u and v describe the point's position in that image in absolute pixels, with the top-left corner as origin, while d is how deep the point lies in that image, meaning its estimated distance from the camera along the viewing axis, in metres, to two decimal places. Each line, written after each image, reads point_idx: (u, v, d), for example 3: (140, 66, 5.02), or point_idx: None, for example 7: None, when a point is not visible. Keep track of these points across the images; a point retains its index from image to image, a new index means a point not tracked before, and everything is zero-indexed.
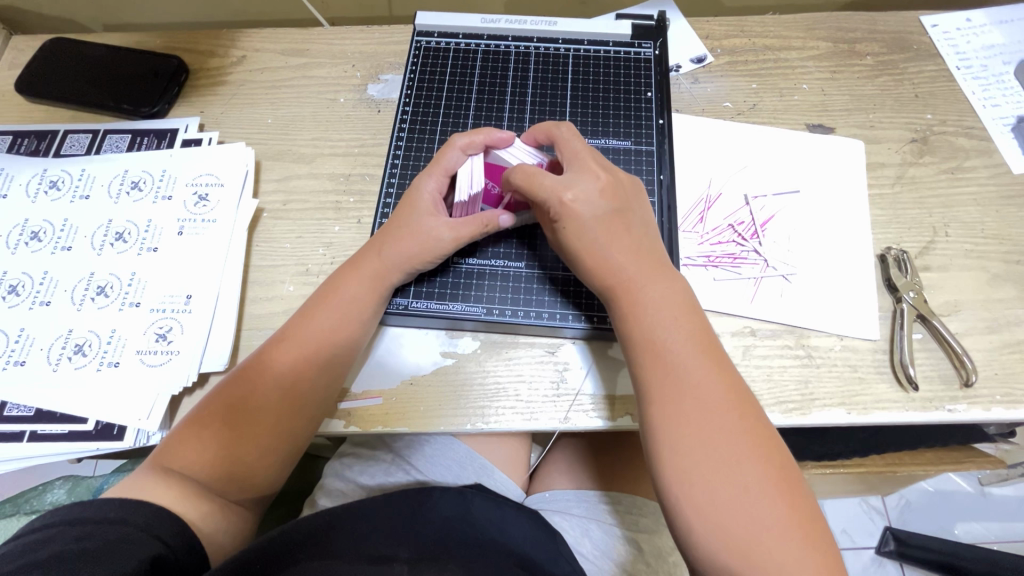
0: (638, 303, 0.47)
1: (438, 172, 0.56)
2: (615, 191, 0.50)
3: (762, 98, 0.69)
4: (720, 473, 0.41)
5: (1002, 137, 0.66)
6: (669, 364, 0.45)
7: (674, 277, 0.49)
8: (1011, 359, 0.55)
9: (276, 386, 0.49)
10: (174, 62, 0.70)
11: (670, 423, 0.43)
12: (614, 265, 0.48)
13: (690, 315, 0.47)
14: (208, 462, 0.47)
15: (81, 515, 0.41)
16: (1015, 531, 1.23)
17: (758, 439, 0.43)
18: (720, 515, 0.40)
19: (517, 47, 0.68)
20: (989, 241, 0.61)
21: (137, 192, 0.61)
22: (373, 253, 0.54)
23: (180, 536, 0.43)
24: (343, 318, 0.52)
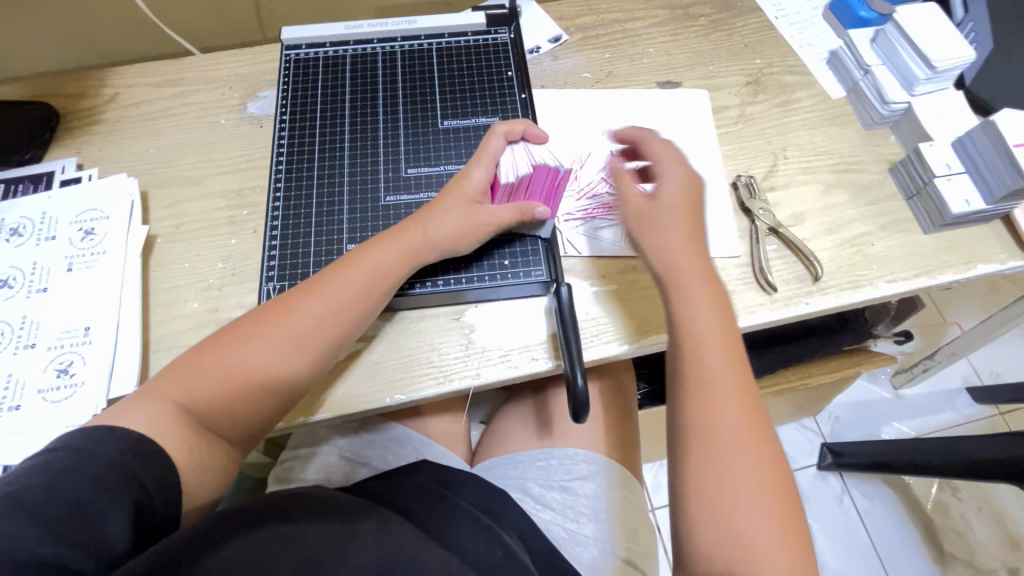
0: (684, 304, 0.52)
1: (486, 161, 0.60)
2: (694, 196, 0.57)
3: (616, 65, 0.76)
4: (734, 472, 0.45)
5: (819, 70, 0.76)
6: (710, 366, 0.49)
7: (721, 302, 0.53)
8: (850, 253, 0.64)
9: (312, 367, 0.52)
10: (42, 108, 0.69)
11: (704, 420, 0.47)
12: (672, 262, 0.53)
13: (724, 315, 0.52)
14: (215, 404, 0.48)
15: (87, 452, 0.41)
16: (929, 424, 1.37)
17: (769, 450, 0.47)
18: (721, 513, 0.44)
19: (384, 48, 0.72)
20: (820, 158, 0.70)
21: (18, 238, 0.61)
22: (416, 226, 0.56)
23: (163, 490, 0.43)
24: (366, 291, 0.54)
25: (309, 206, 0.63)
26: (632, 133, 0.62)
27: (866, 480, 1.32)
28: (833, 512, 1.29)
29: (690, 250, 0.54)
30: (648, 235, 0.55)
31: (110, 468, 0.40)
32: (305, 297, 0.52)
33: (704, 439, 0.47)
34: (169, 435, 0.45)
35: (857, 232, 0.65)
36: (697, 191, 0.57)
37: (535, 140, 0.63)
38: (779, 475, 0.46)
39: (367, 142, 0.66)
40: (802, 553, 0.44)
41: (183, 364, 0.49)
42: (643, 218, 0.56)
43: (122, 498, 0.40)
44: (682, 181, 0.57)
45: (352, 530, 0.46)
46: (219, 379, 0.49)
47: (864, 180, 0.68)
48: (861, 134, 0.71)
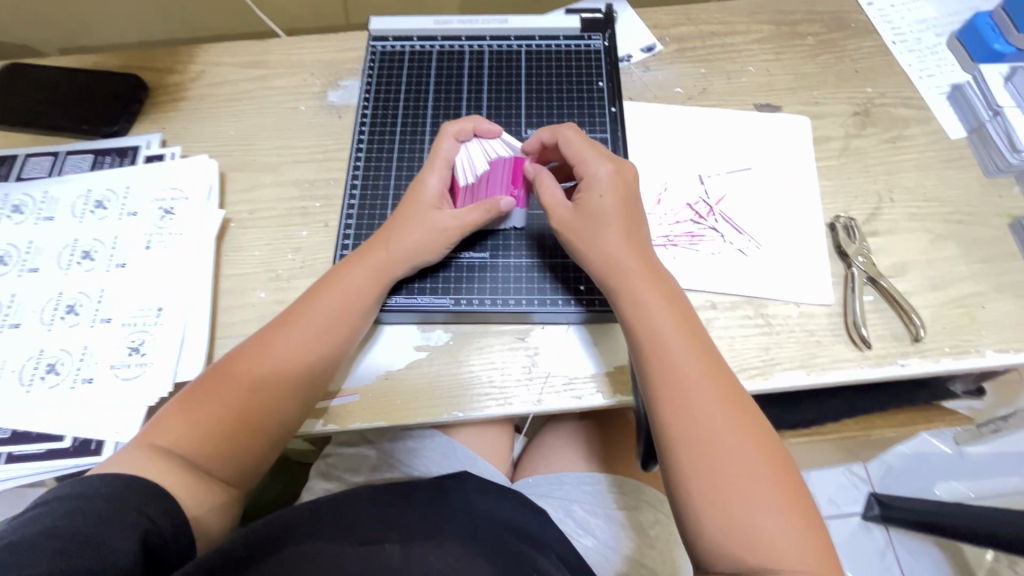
0: (633, 300, 0.50)
1: (440, 164, 0.58)
2: (631, 191, 0.54)
3: (711, 82, 0.71)
4: (725, 464, 0.43)
5: (938, 106, 0.69)
6: (671, 359, 0.47)
7: (667, 279, 0.51)
8: (956, 314, 0.58)
9: (275, 368, 0.50)
10: (133, 80, 0.70)
11: (678, 416, 0.45)
12: (617, 258, 0.51)
13: (675, 298, 0.50)
14: (197, 441, 0.47)
15: (83, 494, 0.41)
16: (991, 487, 1.27)
17: (757, 432, 0.45)
18: (725, 506, 0.42)
19: (472, 47, 0.70)
20: (931, 204, 0.64)
21: (102, 211, 0.62)
22: (381, 246, 0.55)
23: (169, 519, 0.43)
24: (344, 308, 0.53)
25: (384, 205, 0.62)
26: (547, 135, 0.58)
27: (914, 538, 1.24)
28: (874, 567, 1.21)
29: (641, 241, 0.52)
30: (596, 236, 0.52)
31: (105, 503, 0.41)
32: (283, 322, 0.52)
33: (686, 439, 0.44)
34: (167, 476, 0.45)
35: (966, 291, 0.59)
36: (629, 179, 0.54)
37: (488, 136, 0.60)
38: (774, 453, 0.44)
39: None
40: (815, 525, 0.42)
41: (180, 397, 0.49)
42: (598, 221, 0.52)
43: (131, 527, 0.40)
44: (609, 182, 0.53)
45: (373, 550, 0.47)
46: (204, 413, 0.48)
47: (979, 234, 0.62)
48: (981, 182, 0.65)
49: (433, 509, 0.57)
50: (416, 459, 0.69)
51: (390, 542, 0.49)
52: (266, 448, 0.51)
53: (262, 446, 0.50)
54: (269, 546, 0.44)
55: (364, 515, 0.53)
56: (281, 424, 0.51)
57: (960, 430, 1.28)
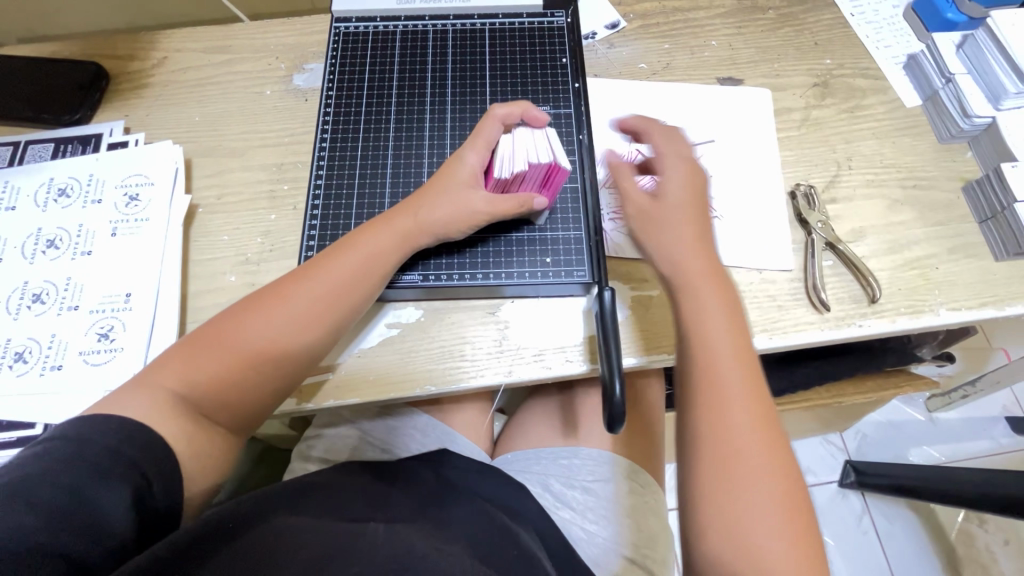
0: (695, 304, 0.49)
1: (481, 145, 0.56)
2: (704, 195, 0.54)
3: (674, 57, 0.72)
4: (749, 477, 0.44)
5: (894, 75, 0.71)
6: (717, 369, 0.47)
7: (729, 288, 0.51)
8: (912, 275, 0.60)
9: (301, 337, 0.51)
10: (92, 68, 0.69)
11: (712, 421, 0.46)
12: (676, 259, 0.51)
13: (733, 312, 0.50)
14: (210, 394, 0.48)
15: (87, 440, 0.41)
16: (961, 450, 1.32)
17: (784, 455, 0.45)
18: (732, 515, 0.43)
19: (435, 26, 0.70)
20: (887, 170, 0.66)
21: (65, 199, 0.61)
22: (409, 213, 0.55)
23: (164, 478, 0.43)
24: (364, 278, 0.53)
25: (351, 185, 0.62)
26: (631, 125, 0.58)
27: (889, 502, 1.28)
28: (851, 532, 1.25)
29: (693, 240, 0.52)
30: (662, 232, 0.52)
31: (108, 456, 0.40)
32: (301, 288, 0.51)
33: (716, 445, 0.45)
34: (168, 425, 0.45)
35: (921, 253, 0.61)
36: (703, 184, 0.55)
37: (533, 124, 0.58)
38: (792, 483, 0.44)
39: (413, 124, 0.65)
40: (816, 555, 0.42)
41: (194, 346, 0.49)
42: (656, 221, 0.53)
43: (124, 481, 0.40)
44: (684, 180, 0.54)
45: (360, 528, 0.47)
46: (216, 365, 0.48)
47: (933, 198, 0.64)
48: (935, 148, 0.67)
49: (411, 490, 0.57)
50: (395, 438, 0.70)
51: (376, 521, 0.49)
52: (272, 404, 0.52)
53: (269, 404, 0.51)
54: (259, 519, 0.44)
55: (349, 496, 0.53)
56: (283, 390, 0.51)
57: (931, 397, 1.32)
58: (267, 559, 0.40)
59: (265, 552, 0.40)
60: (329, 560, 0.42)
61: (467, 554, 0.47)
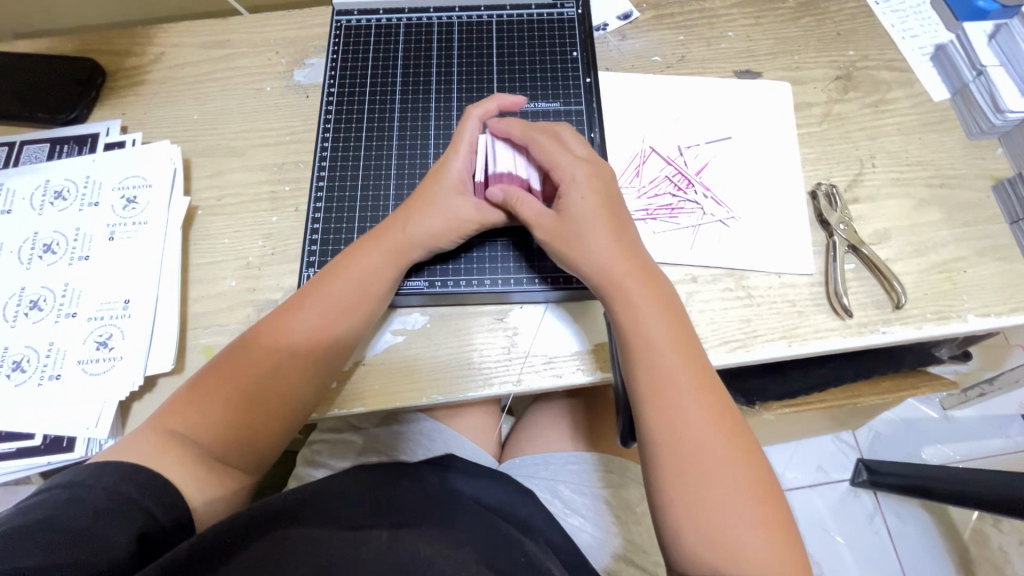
0: (630, 308, 0.48)
1: (465, 149, 0.54)
2: (610, 194, 0.51)
3: (689, 49, 0.69)
4: (712, 475, 0.43)
5: (921, 67, 0.68)
6: (663, 371, 0.46)
7: (663, 283, 0.49)
8: (938, 279, 0.58)
9: (291, 356, 0.50)
10: (88, 64, 0.67)
11: (665, 426, 0.45)
12: (604, 266, 0.48)
13: (672, 309, 0.48)
14: (212, 430, 0.47)
15: (83, 484, 0.40)
16: (976, 449, 1.29)
17: (742, 443, 0.44)
18: (705, 516, 0.42)
19: (440, 19, 0.67)
20: (913, 168, 0.63)
21: (61, 202, 0.60)
22: (398, 227, 0.53)
23: (171, 511, 0.43)
24: (358, 298, 0.52)
25: (354, 187, 0.60)
26: (518, 132, 0.53)
27: (902, 502, 1.25)
28: (862, 531, 1.23)
29: (620, 242, 0.49)
30: (584, 240, 0.49)
31: (105, 497, 0.40)
32: (295, 311, 0.51)
33: (674, 448, 0.44)
34: (175, 469, 0.45)
35: (948, 256, 0.59)
36: (607, 183, 0.51)
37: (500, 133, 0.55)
38: (757, 474, 0.43)
39: (418, 122, 0.62)
40: (790, 538, 0.42)
41: (192, 382, 0.49)
42: (574, 233, 0.49)
43: (130, 520, 0.40)
44: (586, 185, 0.50)
45: (362, 535, 0.45)
46: (217, 404, 0.48)
47: (960, 197, 0.61)
48: (964, 144, 0.64)
49: (418, 495, 0.56)
50: (401, 443, 0.68)
51: (378, 528, 0.47)
52: (280, 434, 0.51)
53: (276, 431, 0.50)
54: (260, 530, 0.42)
55: (352, 501, 0.51)
56: (292, 413, 0.50)
57: (946, 395, 1.29)
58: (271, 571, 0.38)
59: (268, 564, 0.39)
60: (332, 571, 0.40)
61: (475, 560, 0.46)
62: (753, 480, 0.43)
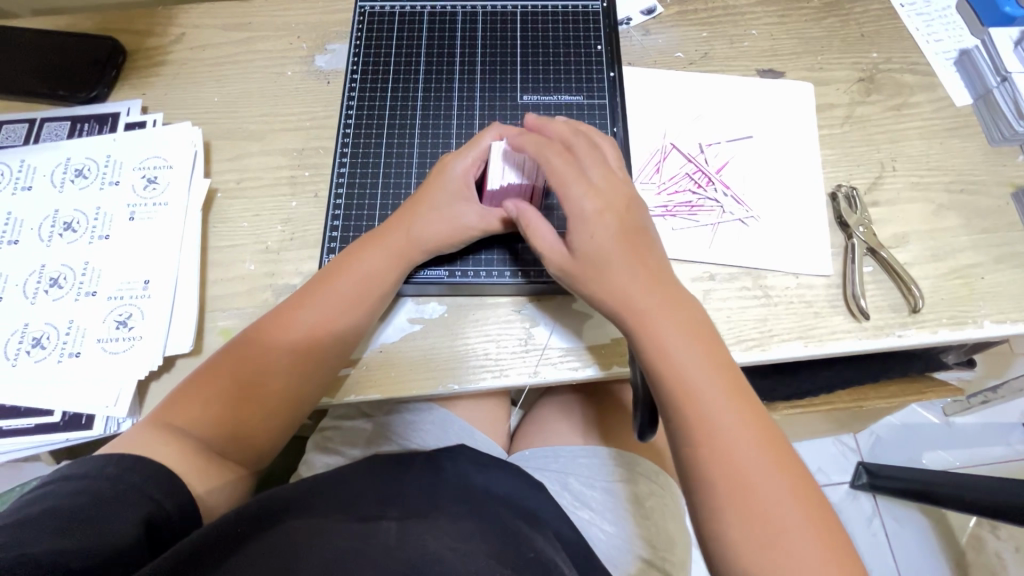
0: (652, 327, 0.46)
1: (474, 155, 0.54)
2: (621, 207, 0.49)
3: (713, 47, 0.69)
4: (761, 492, 0.42)
5: (944, 71, 0.67)
6: (694, 393, 0.44)
7: (686, 296, 0.48)
8: (955, 285, 0.58)
9: (291, 353, 0.50)
10: (109, 43, 0.67)
11: (704, 447, 0.43)
12: (624, 286, 0.47)
13: (695, 323, 0.47)
14: (212, 424, 0.48)
15: (87, 474, 0.40)
16: (977, 456, 1.30)
17: (782, 453, 0.43)
18: (757, 533, 0.41)
19: (464, 8, 0.67)
20: (933, 173, 0.63)
21: (82, 180, 0.59)
22: (400, 228, 0.53)
23: (176, 499, 0.43)
24: (357, 298, 0.52)
25: (375, 174, 0.60)
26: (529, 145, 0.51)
27: (900, 506, 1.26)
28: (859, 533, 1.24)
29: (638, 257, 0.48)
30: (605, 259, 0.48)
31: (109, 486, 0.40)
32: (296, 308, 0.51)
33: (718, 466, 0.43)
34: (176, 458, 0.45)
35: (966, 262, 0.59)
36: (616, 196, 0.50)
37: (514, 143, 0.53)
38: (806, 490, 0.42)
39: (440, 111, 0.62)
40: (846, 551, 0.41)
41: (192, 378, 0.49)
42: (592, 251, 0.48)
43: (135, 508, 0.40)
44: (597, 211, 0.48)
45: (371, 527, 0.46)
46: (216, 399, 0.48)
47: (979, 204, 0.61)
48: (985, 151, 0.64)
49: (426, 487, 0.56)
50: (412, 431, 0.69)
51: (387, 519, 0.48)
52: (279, 429, 0.51)
53: (276, 429, 0.51)
54: (269, 522, 0.43)
55: (361, 491, 0.51)
56: (290, 407, 0.50)
57: (949, 401, 1.30)
58: (282, 567, 0.39)
59: (279, 558, 0.39)
60: (340, 568, 0.41)
61: (485, 553, 0.46)
62: (801, 501, 0.42)
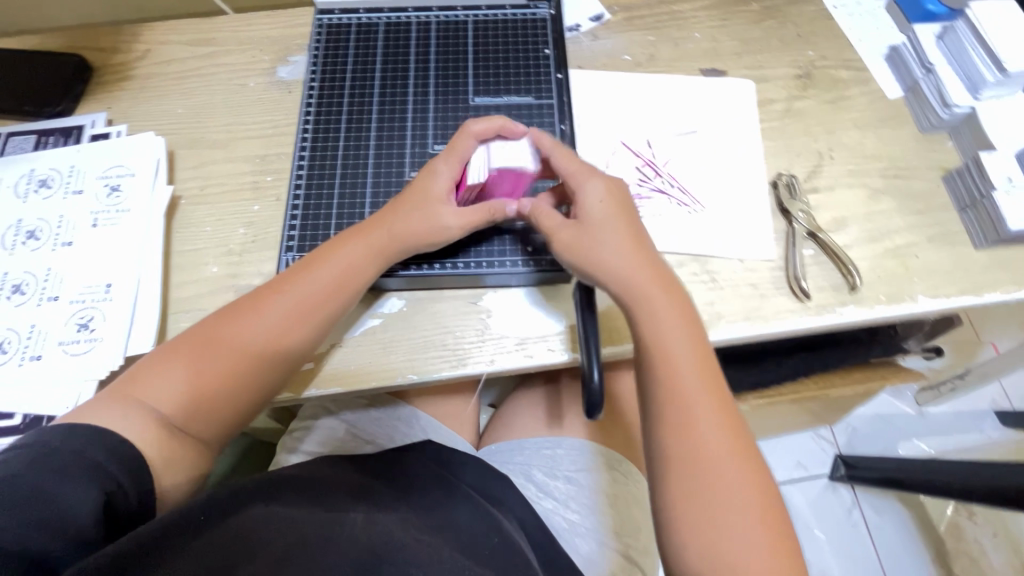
0: (651, 319, 0.49)
1: (453, 159, 0.56)
2: (628, 209, 0.53)
3: (658, 49, 0.73)
4: (722, 498, 0.45)
5: (876, 66, 0.72)
6: (680, 391, 0.48)
7: (682, 296, 0.51)
8: (892, 264, 0.61)
9: (275, 354, 0.51)
10: (74, 60, 0.69)
11: (686, 453, 0.46)
12: (628, 278, 0.50)
13: (691, 322, 0.50)
14: (184, 411, 0.48)
15: (49, 448, 0.41)
16: (951, 444, 1.32)
17: (757, 471, 0.47)
18: (701, 528, 0.45)
19: (418, 18, 0.70)
20: (868, 161, 0.66)
21: (46, 190, 0.61)
22: (387, 228, 0.55)
23: (136, 481, 0.44)
24: (334, 291, 0.53)
25: (333, 175, 0.62)
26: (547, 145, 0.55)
27: (880, 496, 1.28)
28: (841, 525, 1.25)
29: (652, 259, 0.51)
30: (599, 248, 0.50)
31: (73, 461, 0.41)
32: (284, 309, 0.52)
33: (694, 470, 0.46)
34: (136, 431, 0.46)
35: (901, 242, 0.62)
36: (621, 197, 0.53)
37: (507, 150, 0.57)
38: (763, 494, 0.46)
39: (396, 115, 0.65)
40: (786, 551, 0.45)
41: (168, 351, 0.50)
42: (584, 243, 0.51)
43: (95, 486, 0.41)
44: (604, 196, 0.52)
45: (338, 517, 0.47)
46: (193, 376, 0.49)
47: (913, 187, 0.65)
48: (916, 138, 0.67)
49: (395, 484, 0.57)
50: (379, 428, 0.70)
51: (353, 511, 0.49)
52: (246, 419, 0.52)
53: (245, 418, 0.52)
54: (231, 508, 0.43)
55: (330, 487, 0.53)
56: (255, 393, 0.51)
57: (919, 390, 1.33)
58: (243, 549, 0.40)
59: (237, 541, 0.40)
60: (305, 554, 0.42)
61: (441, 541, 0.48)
62: (758, 502, 0.46)
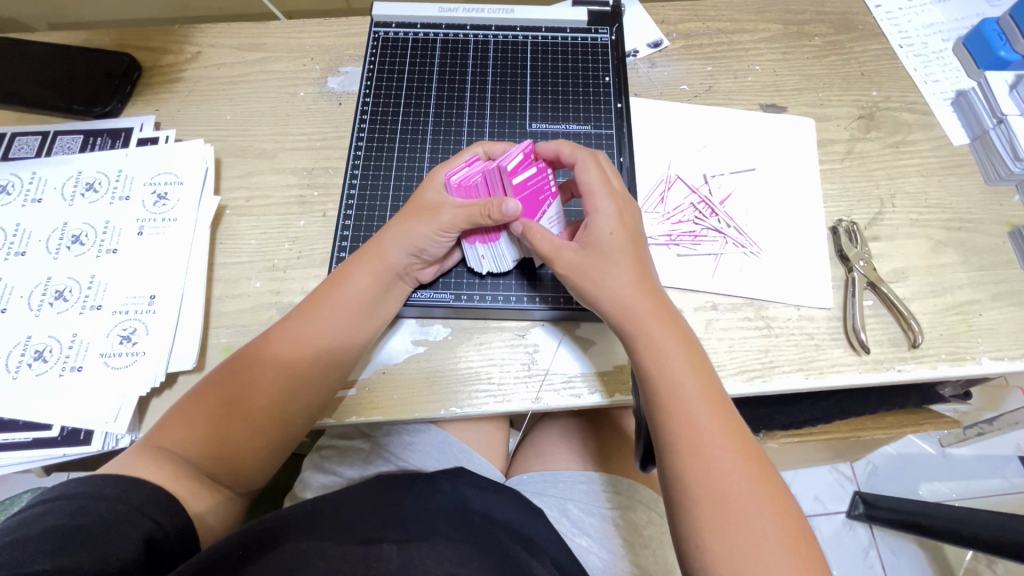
0: (648, 343, 0.48)
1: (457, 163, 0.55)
2: (632, 229, 0.51)
3: (717, 80, 0.71)
4: (745, 523, 0.42)
5: (942, 111, 0.69)
6: (684, 411, 0.45)
7: (676, 313, 0.50)
8: (954, 321, 0.59)
9: (273, 369, 0.50)
10: (125, 59, 0.68)
11: (705, 487, 0.43)
12: (625, 301, 0.48)
13: (689, 342, 0.49)
14: (197, 444, 0.47)
15: (86, 495, 0.39)
16: (974, 489, 1.29)
17: (785, 506, 0.43)
18: (727, 558, 0.41)
19: (476, 36, 0.68)
20: (931, 210, 0.64)
21: (92, 194, 0.60)
22: (379, 242, 0.53)
23: (175, 518, 0.42)
24: (341, 311, 0.52)
25: (384, 195, 0.60)
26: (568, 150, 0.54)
27: (898, 538, 1.25)
28: (857, 564, 1.23)
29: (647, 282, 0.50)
30: (603, 274, 0.49)
31: (111, 507, 0.39)
32: (281, 327, 0.52)
33: (710, 500, 0.43)
34: (157, 472, 0.44)
35: (964, 298, 0.60)
36: (636, 221, 0.52)
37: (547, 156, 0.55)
38: (790, 523, 0.42)
39: (451, 137, 0.63)
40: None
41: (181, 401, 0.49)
42: (590, 267, 0.49)
43: (135, 529, 0.39)
44: (616, 220, 0.51)
45: (373, 551, 0.45)
46: (199, 410, 0.48)
47: (977, 241, 0.62)
48: (982, 190, 0.65)
49: (429, 513, 0.55)
50: (410, 452, 0.68)
51: (388, 542, 0.46)
52: (264, 449, 0.50)
53: (263, 448, 0.50)
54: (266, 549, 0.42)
55: (363, 517, 0.50)
56: (277, 422, 0.50)
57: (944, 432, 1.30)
58: None
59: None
60: None
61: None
62: (785, 529, 0.42)
